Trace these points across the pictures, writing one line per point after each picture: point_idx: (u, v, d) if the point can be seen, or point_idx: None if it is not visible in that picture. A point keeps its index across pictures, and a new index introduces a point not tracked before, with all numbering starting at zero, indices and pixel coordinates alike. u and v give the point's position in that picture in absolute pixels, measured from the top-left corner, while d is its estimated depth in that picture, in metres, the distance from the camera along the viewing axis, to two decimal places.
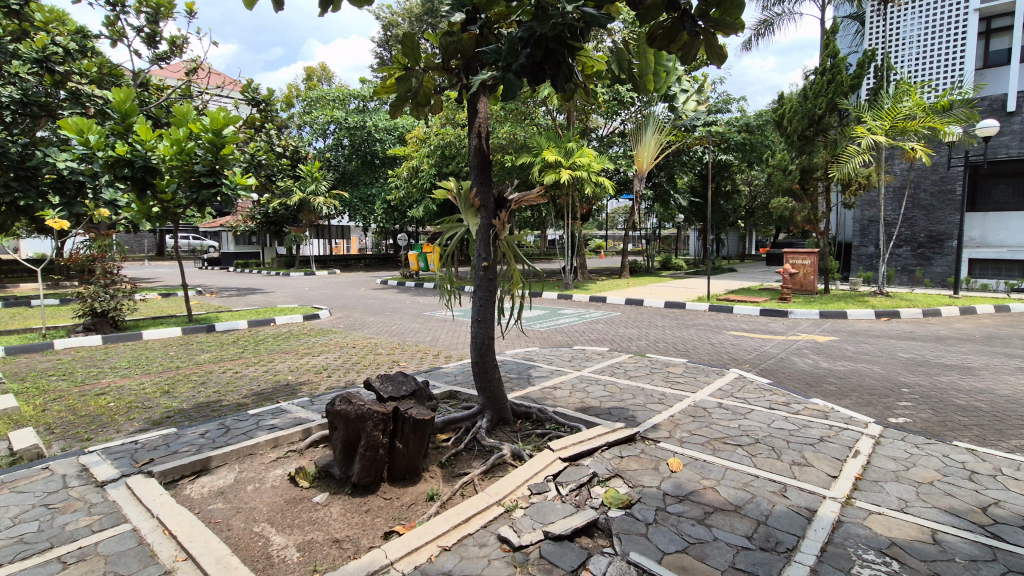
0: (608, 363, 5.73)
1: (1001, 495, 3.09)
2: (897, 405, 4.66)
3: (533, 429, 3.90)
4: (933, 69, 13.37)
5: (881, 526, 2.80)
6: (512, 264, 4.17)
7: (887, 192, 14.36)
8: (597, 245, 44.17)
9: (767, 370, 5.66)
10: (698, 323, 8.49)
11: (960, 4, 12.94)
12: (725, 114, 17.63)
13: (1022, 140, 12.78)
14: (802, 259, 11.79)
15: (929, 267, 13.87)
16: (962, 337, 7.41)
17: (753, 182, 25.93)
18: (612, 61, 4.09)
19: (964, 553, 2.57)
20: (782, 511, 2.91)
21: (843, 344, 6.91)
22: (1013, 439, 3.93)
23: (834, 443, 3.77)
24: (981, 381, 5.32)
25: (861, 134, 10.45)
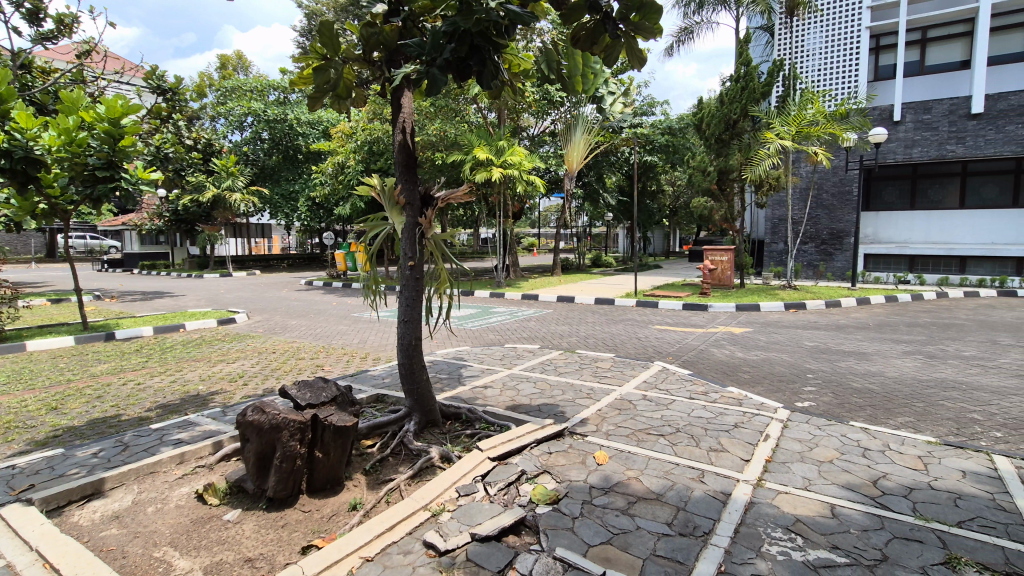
0: (538, 360, 5.78)
1: (889, 469, 3.40)
2: (803, 390, 5.03)
3: (462, 430, 3.85)
4: (833, 79, 14.53)
5: (788, 505, 2.99)
6: (439, 263, 4.11)
7: (794, 193, 15.51)
8: (529, 243, 44.61)
9: (689, 362, 5.93)
10: (625, 318, 8.77)
11: (855, 21, 14.17)
12: (650, 116, 18.33)
13: (907, 147, 14.21)
14: (720, 255, 12.42)
15: (831, 261, 15.15)
16: (858, 325, 8.15)
17: (676, 182, 27.18)
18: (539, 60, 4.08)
19: (858, 524, 2.80)
20: (700, 496, 3.05)
21: (756, 335, 7.38)
22: (899, 416, 4.35)
23: (748, 428, 3.99)
24: (873, 364, 5.87)
25: (770, 139, 11.23)
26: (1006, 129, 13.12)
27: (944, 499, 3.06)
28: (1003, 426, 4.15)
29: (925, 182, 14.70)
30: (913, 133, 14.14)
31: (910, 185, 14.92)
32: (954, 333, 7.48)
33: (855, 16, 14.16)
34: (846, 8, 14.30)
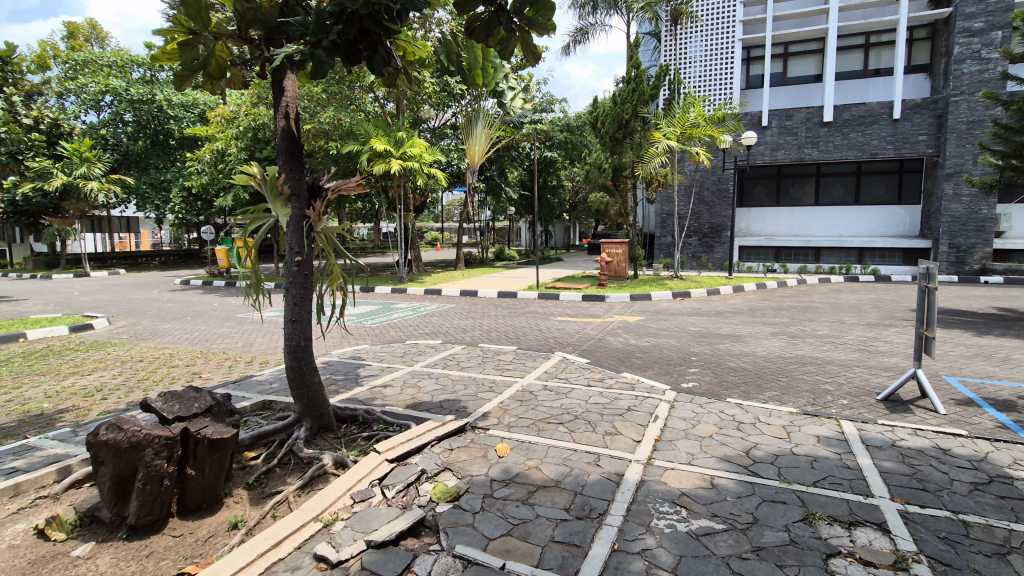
0: (440, 356, 5.70)
1: (759, 439, 3.77)
2: (688, 371, 5.43)
3: (359, 433, 3.68)
4: (711, 85, 15.80)
5: (674, 480, 3.20)
6: (331, 258, 3.83)
7: (680, 189, 16.72)
8: (432, 238, 43.97)
9: (587, 350, 6.17)
10: (527, 311, 8.93)
11: (730, 33, 15.49)
12: (549, 113, 18.77)
13: (773, 149, 15.86)
14: (616, 248, 13.00)
15: (712, 253, 16.55)
16: (735, 310, 8.98)
17: (574, 178, 28.20)
18: (437, 50, 3.89)
19: (733, 492, 3.07)
20: (596, 480, 3.17)
21: (648, 322, 7.86)
22: (768, 391, 4.86)
23: (639, 411, 4.22)
24: (746, 345, 6.50)
25: (658, 139, 12.00)
26: (850, 136, 15.07)
27: (804, 462, 3.44)
28: (848, 395, 4.78)
29: (788, 182, 16.55)
30: (777, 137, 15.81)
31: (776, 184, 16.73)
32: (811, 315, 8.52)
33: (730, 28, 15.48)
34: (723, 20, 15.56)
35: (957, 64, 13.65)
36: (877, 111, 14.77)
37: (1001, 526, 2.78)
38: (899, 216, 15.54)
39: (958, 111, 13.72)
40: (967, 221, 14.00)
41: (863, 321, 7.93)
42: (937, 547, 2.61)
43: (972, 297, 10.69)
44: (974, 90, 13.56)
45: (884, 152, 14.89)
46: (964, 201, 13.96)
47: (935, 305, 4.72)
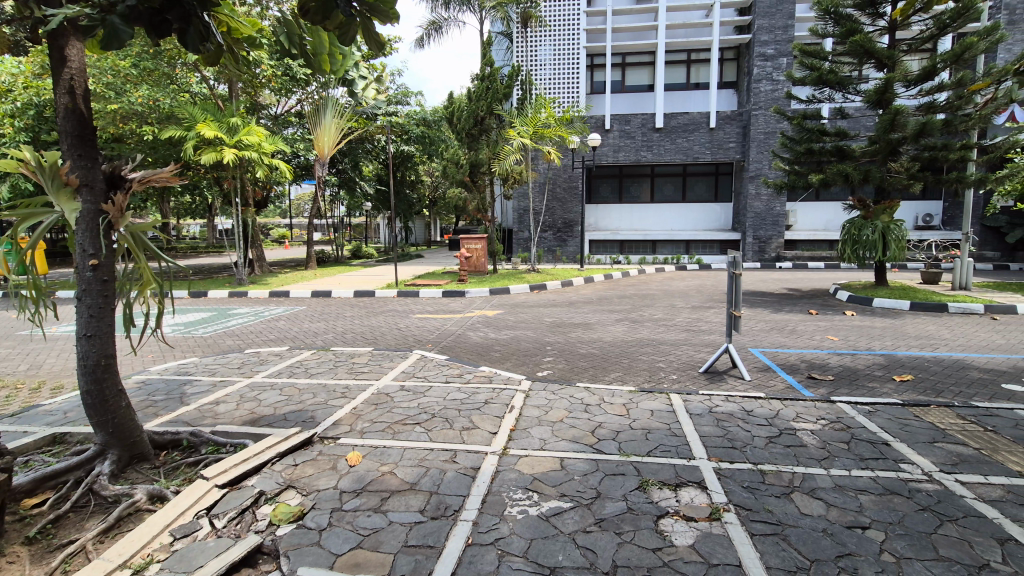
0: (286, 364, 5.26)
1: (604, 418, 4.08)
2: (543, 360, 5.70)
3: (182, 459, 3.25)
4: (560, 88, 16.71)
5: (527, 466, 3.33)
6: (139, 260, 3.21)
7: (535, 186, 17.48)
8: (280, 236, 40.53)
9: (446, 347, 6.16)
10: (385, 310, 8.64)
11: (575, 40, 16.51)
12: (404, 106, 18.35)
13: (615, 150, 17.31)
14: (475, 244, 13.13)
15: (565, 247, 17.62)
16: (585, 300, 9.64)
17: (433, 173, 27.96)
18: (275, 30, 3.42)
19: (580, 470, 3.28)
20: (452, 476, 3.17)
21: (506, 316, 8.10)
22: (612, 373, 5.29)
23: (496, 403, 4.32)
24: (594, 332, 7.01)
25: (512, 137, 12.38)
26: (678, 141, 17.02)
27: (640, 435, 3.80)
28: (677, 370, 5.39)
29: (628, 181, 18.22)
30: (618, 139, 17.29)
31: (619, 182, 18.31)
32: (648, 301, 9.47)
33: (575, 35, 16.49)
34: (568, 26, 16.50)
35: (755, 83, 16.10)
36: (698, 120, 16.86)
37: (788, 470, 3.35)
38: (716, 212, 17.98)
39: (758, 123, 16.22)
40: (766, 216, 16.65)
41: (689, 304, 9.04)
42: (741, 495, 3.05)
43: (771, 280, 12.77)
44: (768, 106, 16.15)
45: (703, 157, 17.07)
46: (763, 200, 16.58)
47: (740, 288, 5.52)
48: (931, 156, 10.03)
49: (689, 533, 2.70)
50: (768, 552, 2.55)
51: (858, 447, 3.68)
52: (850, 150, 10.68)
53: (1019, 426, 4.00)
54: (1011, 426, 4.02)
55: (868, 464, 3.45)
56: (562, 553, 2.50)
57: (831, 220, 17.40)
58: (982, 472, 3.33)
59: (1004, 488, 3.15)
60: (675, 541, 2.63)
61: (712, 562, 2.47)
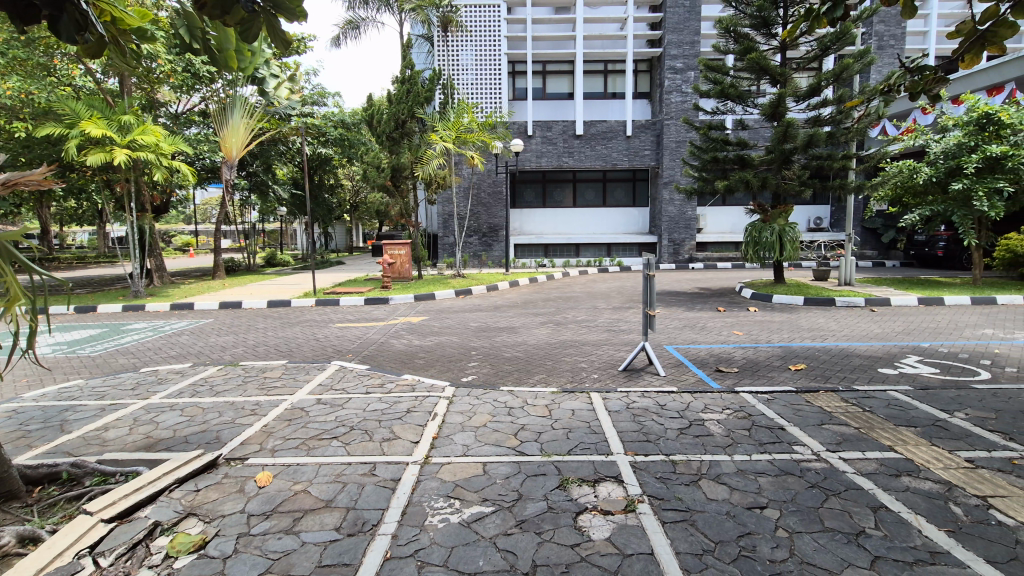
0: (189, 382, 4.88)
1: (526, 421, 4.13)
2: (467, 366, 5.68)
3: (62, 494, 2.92)
4: (482, 93, 16.80)
5: (449, 474, 3.30)
6: (7, 270, 2.81)
7: (459, 191, 17.46)
8: (185, 243, 37.65)
9: (368, 356, 5.98)
10: (301, 320, 8.26)
11: (496, 46, 16.68)
12: (321, 107, 17.74)
13: (538, 156, 17.66)
14: (398, 250, 12.88)
15: (491, 251, 17.73)
16: (510, 304, 9.74)
17: (353, 177, 27.11)
18: (172, 23, 3.13)
19: (503, 474, 3.30)
20: (370, 490, 3.08)
21: (431, 322, 8.00)
22: (535, 375, 5.38)
23: (418, 411, 4.25)
24: (519, 335, 7.10)
25: (434, 141, 12.26)
26: (597, 148, 17.68)
27: (561, 435, 3.89)
28: (598, 370, 5.57)
29: (551, 186, 18.65)
30: (541, 145, 17.66)
31: (542, 187, 18.68)
32: (571, 303, 9.74)
33: (496, 42, 16.68)
34: (488, 32, 16.65)
35: (667, 94, 17.04)
36: (615, 128, 17.61)
37: (698, 459, 3.56)
38: (634, 216, 18.82)
39: (669, 133, 17.15)
40: (679, 220, 17.65)
41: (609, 305, 9.39)
42: (655, 486, 3.20)
43: (684, 280, 13.53)
44: (678, 116, 17.14)
45: (621, 163, 17.83)
46: (677, 204, 17.57)
47: (654, 288, 5.80)
48: (819, 165, 11.07)
49: (606, 526, 2.79)
50: (678, 538, 2.70)
51: (758, 433, 3.99)
52: (749, 159, 11.56)
53: (891, 406, 4.51)
54: (885, 406, 4.52)
55: (767, 448, 3.74)
56: (482, 558, 2.49)
57: (737, 223, 18.76)
58: (861, 449, 3.71)
59: (879, 461, 3.53)
60: (592, 536, 2.71)
61: (627, 553, 2.57)
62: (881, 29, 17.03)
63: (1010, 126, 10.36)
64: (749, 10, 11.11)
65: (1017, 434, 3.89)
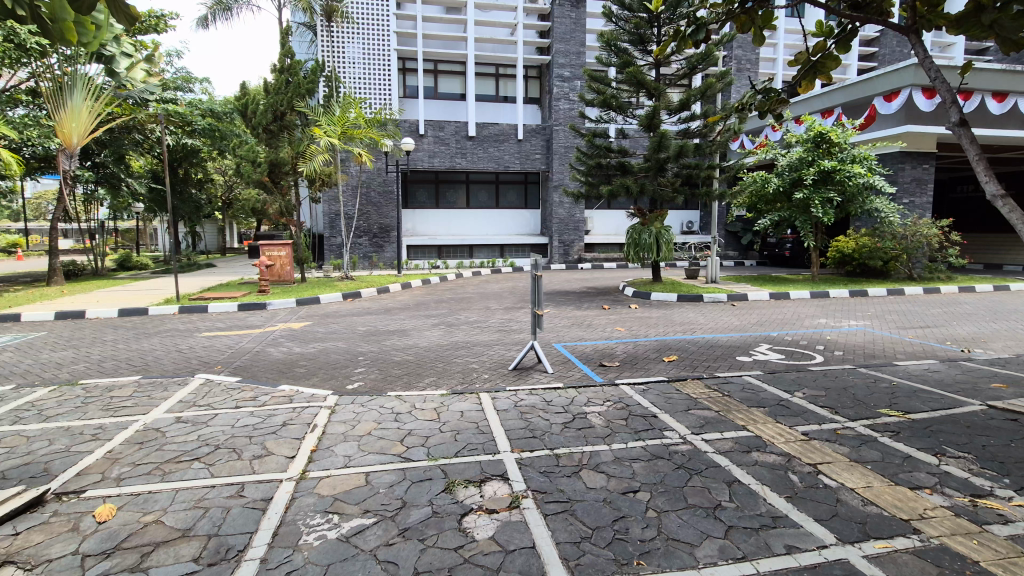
0: (9, 408, 4.14)
1: (413, 426, 4.04)
2: (353, 372, 5.44)
3: None
4: (370, 88, 16.27)
5: (328, 487, 3.12)
6: None
7: (346, 189, 16.77)
8: (11, 243, 31.97)
9: (241, 367, 5.49)
10: (162, 330, 7.39)
11: (384, 41, 16.24)
12: (186, 93, 16.11)
13: (430, 155, 17.45)
14: (277, 251, 12.03)
15: (381, 252, 17.24)
16: (401, 306, 9.52)
17: (226, 171, 24.80)
18: None
19: (386, 483, 3.19)
20: (237, 513, 2.83)
21: (314, 328, 7.54)
22: (426, 378, 5.29)
23: (296, 424, 3.99)
24: (410, 338, 6.95)
25: (318, 136, 11.58)
26: (489, 150, 17.93)
27: (449, 437, 3.86)
28: (489, 370, 5.62)
29: (444, 187, 18.53)
30: (432, 145, 17.49)
31: (435, 188, 18.50)
32: (464, 304, 9.75)
33: (384, 36, 16.22)
34: (377, 26, 16.16)
35: (556, 101, 17.67)
36: (507, 131, 17.96)
37: (579, 450, 3.72)
38: (526, 218, 19.33)
39: (558, 138, 17.82)
40: (569, 222, 18.43)
41: (502, 305, 9.54)
42: (538, 480, 3.29)
43: (573, 280, 14.13)
44: (566, 123, 17.89)
45: (513, 166, 18.24)
46: (565, 207, 18.33)
47: (541, 289, 5.98)
48: (689, 173, 12.13)
49: (490, 525, 2.82)
50: (558, 528, 2.80)
51: (634, 422, 4.26)
52: (629, 165, 12.35)
53: (745, 389, 5.07)
54: (740, 389, 5.08)
55: (641, 436, 4.01)
56: (362, 572, 2.40)
57: (620, 226, 20.02)
58: (720, 429, 4.13)
59: (734, 440, 3.95)
60: (476, 536, 2.72)
61: (510, 549, 2.61)
62: (739, 53, 19.17)
63: (838, 145, 12.16)
64: (627, 27, 11.96)
65: (841, 407, 4.57)
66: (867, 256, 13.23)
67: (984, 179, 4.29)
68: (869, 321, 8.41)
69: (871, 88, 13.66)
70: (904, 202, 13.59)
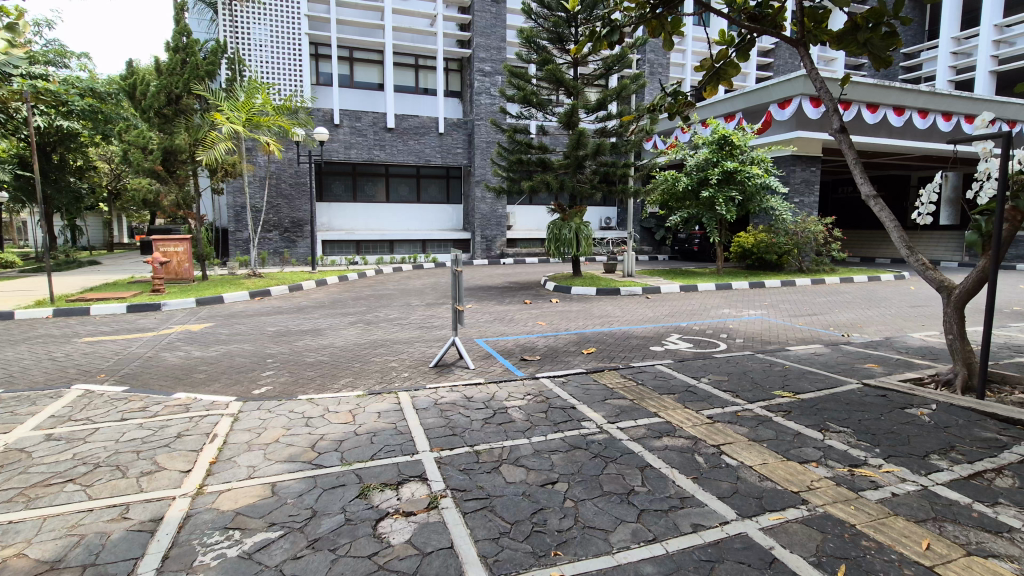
0: None
1: (326, 430, 3.85)
2: (261, 376, 5.09)
3: None
4: (279, 74, 15.35)
5: (229, 502, 2.89)
6: None
7: (252, 180, 15.72)
8: None
9: (129, 375, 4.97)
10: (32, 336, 6.52)
11: (294, 24, 15.34)
12: (60, 69, 14.31)
13: (346, 147, 16.77)
14: (173, 246, 11.05)
15: (294, 248, 16.36)
16: (316, 305, 9.07)
17: (112, 158, 22.37)
18: None
19: (294, 492, 3.01)
20: (120, 537, 2.55)
21: (216, 329, 6.99)
22: (341, 379, 5.06)
23: (193, 435, 3.67)
24: (324, 338, 6.64)
25: (219, 123, 10.73)
26: (409, 143, 17.54)
27: (364, 440, 3.71)
28: (408, 368, 5.49)
29: (362, 180, 17.88)
30: (349, 136, 16.81)
31: (352, 181, 17.79)
32: (384, 301, 9.47)
33: (294, 20, 15.32)
34: (286, 8, 15.23)
35: (477, 95, 17.58)
36: (427, 124, 17.67)
37: (499, 446, 3.72)
38: (448, 213, 19.14)
39: (480, 133, 17.76)
40: (491, 218, 18.46)
41: (423, 302, 9.37)
42: (458, 479, 3.25)
43: (495, 275, 14.16)
44: (487, 118, 17.87)
45: (434, 160, 17.97)
46: (488, 202, 18.34)
47: (462, 285, 5.92)
48: (606, 171, 12.56)
49: (407, 528, 2.74)
50: (477, 526, 2.77)
51: (553, 415, 4.33)
52: (550, 162, 12.51)
53: (657, 377, 5.34)
54: (653, 378, 5.33)
55: (560, 428, 4.07)
56: None
57: (541, 221, 20.35)
58: (634, 417, 4.30)
59: (647, 427, 4.12)
60: (392, 541, 2.63)
61: (427, 551, 2.55)
62: (652, 57, 20.12)
63: (739, 147, 13.07)
64: (546, 25, 12.15)
65: (741, 391, 4.93)
66: (764, 251, 14.38)
67: (860, 180, 4.77)
68: (766, 311, 9.16)
69: (767, 95, 14.82)
70: (795, 201, 14.89)
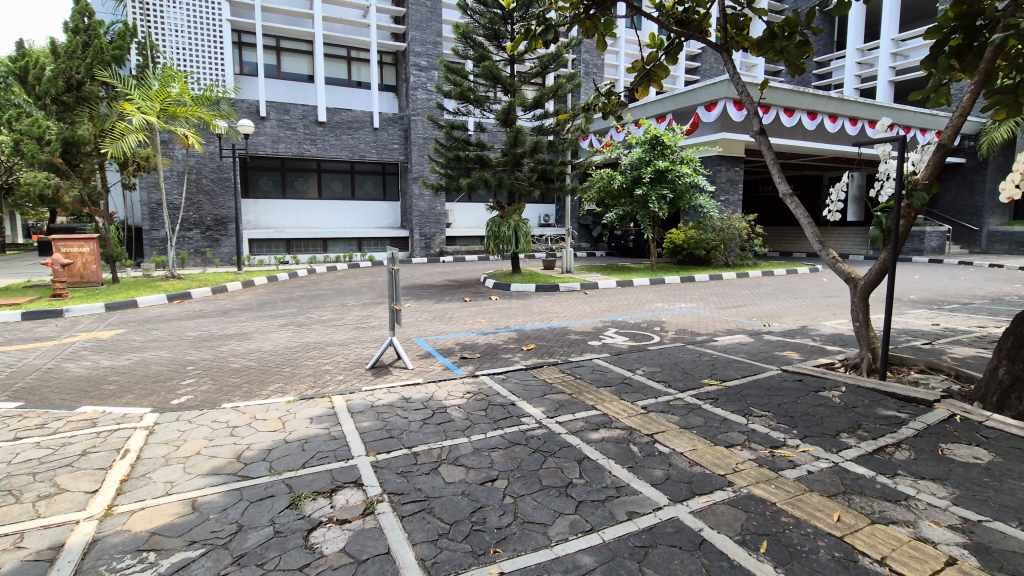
0: None
1: (253, 439, 3.64)
2: (180, 385, 4.75)
3: None
4: (198, 62, 14.40)
5: (143, 521, 2.68)
6: None
7: (169, 174, 14.65)
8: None
9: (23, 390, 4.47)
10: None
11: (213, 10, 14.42)
12: None
13: (273, 141, 15.99)
14: (78, 246, 10.12)
15: (217, 247, 15.43)
16: (242, 307, 8.58)
17: None
18: None
19: (217, 507, 2.83)
20: (12, 569, 2.29)
21: (128, 336, 6.44)
22: (270, 385, 4.82)
23: (100, 452, 3.36)
24: (251, 342, 6.29)
25: (129, 112, 9.93)
26: (342, 138, 16.98)
27: (295, 448, 3.55)
28: (343, 371, 5.30)
29: (292, 175, 17.11)
30: (276, 129, 16.03)
31: (281, 176, 16.99)
32: (317, 302, 9.11)
33: (213, 5, 14.40)
34: None
35: (412, 90, 17.26)
36: (361, 119, 17.17)
37: (438, 446, 3.67)
38: (385, 210, 18.70)
39: (416, 129, 17.45)
40: (429, 215, 18.22)
41: (359, 302, 9.08)
42: (395, 482, 3.17)
43: (434, 273, 13.99)
44: (424, 113, 17.60)
45: (369, 155, 17.49)
46: (426, 200, 18.09)
47: (399, 283, 5.79)
48: (543, 169, 12.70)
49: (341, 536, 2.64)
50: (414, 529, 2.72)
51: (493, 412, 4.32)
52: (488, 159, 12.48)
53: (595, 370, 5.46)
54: (590, 371, 5.45)
55: (499, 425, 4.07)
56: None
57: (480, 219, 20.32)
58: (573, 411, 4.37)
59: (584, 420, 4.20)
60: (325, 551, 2.52)
61: (362, 559, 2.47)
62: (586, 57, 20.57)
63: (669, 147, 13.58)
64: (482, 21, 12.10)
65: (673, 381, 5.14)
66: (694, 246, 15.07)
67: (778, 179, 5.09)
68: (695, 304, 9.60)
69: (694, 98, 15.53)
70: (721, 199, 15.70)
